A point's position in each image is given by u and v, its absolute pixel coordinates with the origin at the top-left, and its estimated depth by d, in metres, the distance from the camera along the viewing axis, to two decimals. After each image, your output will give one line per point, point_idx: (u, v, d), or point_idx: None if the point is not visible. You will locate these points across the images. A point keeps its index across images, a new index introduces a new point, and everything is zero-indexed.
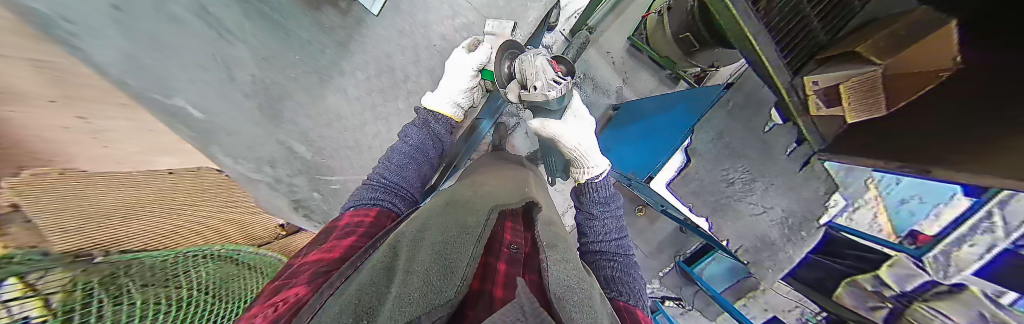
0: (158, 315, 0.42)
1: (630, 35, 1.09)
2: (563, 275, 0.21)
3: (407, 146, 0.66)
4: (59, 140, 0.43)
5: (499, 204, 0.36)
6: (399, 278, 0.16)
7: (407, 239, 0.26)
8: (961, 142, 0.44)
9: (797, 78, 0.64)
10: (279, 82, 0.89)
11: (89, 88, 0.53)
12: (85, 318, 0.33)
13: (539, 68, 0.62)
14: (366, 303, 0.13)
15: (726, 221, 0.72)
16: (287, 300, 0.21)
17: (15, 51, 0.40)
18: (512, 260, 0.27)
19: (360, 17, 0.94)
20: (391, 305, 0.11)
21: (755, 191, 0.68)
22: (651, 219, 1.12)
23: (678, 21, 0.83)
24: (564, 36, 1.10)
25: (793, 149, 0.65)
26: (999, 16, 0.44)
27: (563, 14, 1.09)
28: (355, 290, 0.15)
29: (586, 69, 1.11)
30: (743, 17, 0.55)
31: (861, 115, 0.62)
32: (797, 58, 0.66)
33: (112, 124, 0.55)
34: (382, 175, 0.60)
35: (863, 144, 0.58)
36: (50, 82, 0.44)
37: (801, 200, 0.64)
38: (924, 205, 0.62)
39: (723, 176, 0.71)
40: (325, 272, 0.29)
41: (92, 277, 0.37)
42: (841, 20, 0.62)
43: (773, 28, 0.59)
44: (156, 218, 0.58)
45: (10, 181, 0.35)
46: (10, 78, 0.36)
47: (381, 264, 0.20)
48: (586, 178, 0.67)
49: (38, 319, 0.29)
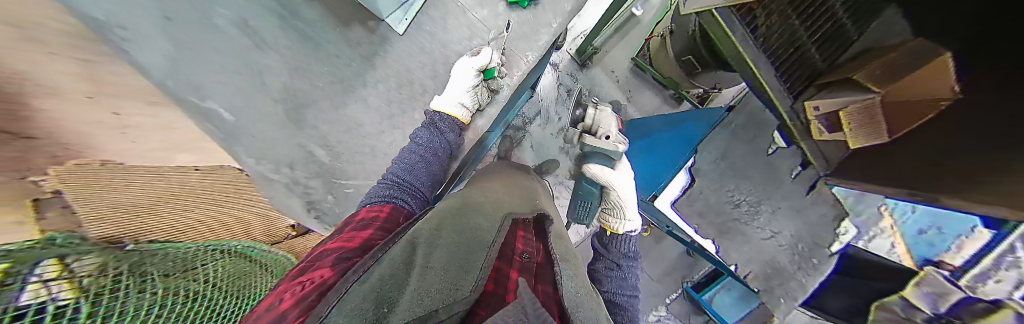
0: (175, 304, 0.41)
1: (634, 55, 1.12)
2: (570, 283, 0.24)
3: (417, 148, 0.70)
4: (83, 133, 0.47)
5: (509, 211, 0.38)
6: (417, 272, 0.18)
7: (425, 236, 0.26)
8: (941, 176, 0.44)
9: (796, 103, 0.63)
10: (303, 90, 0.91)
11: (123, 87, 0.63)
12: (117, 298, 0.33)
13: (609, 122, 0.80)
14: (386, 292, 0.14)
15: (733, 244, 0.73)
16: (314, 279, 0.22)
17: (62, 52, 0.51)
18: (524, 267, 0.28)
19: (385, 35, 0.96)
20: (408, 296, 0.12)
21: (762, 214, 0.71)
22: (657, 238, 1.11)
23: (680, 45, 0.87)
24: (569, 56, 1.12)
25: (798, 172, 0.68)
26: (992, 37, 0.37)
27: (570, 35, 1.11)
28: (377, 278, 0.16)
29: (591, 87, 1.14)
30: (742, 45, 0.59)
31: (863, 140, 0.58)
32: (796, 80, 0.62)
33: (143, 119, 0.63)
34: (396, 174, 0.61)
35: (864, 171, 0.56)
36: (81, 79, 0.51)
37: (810, 226, 0.67)
38: (943, 236, 0.59)
39: (729, 197, 0.73)
40: (345, 259, 0.29)
41: (121, 264, 0.39)
42: (836, 50, 0.58)
43: (769, 54, 0.61)
44: (180, 213, 0.63)
45: (55, 168, 0.41)
46: (43, 74, 0.43)
47: (403, 255, 0.22)
48: (623, 229, 0.75)
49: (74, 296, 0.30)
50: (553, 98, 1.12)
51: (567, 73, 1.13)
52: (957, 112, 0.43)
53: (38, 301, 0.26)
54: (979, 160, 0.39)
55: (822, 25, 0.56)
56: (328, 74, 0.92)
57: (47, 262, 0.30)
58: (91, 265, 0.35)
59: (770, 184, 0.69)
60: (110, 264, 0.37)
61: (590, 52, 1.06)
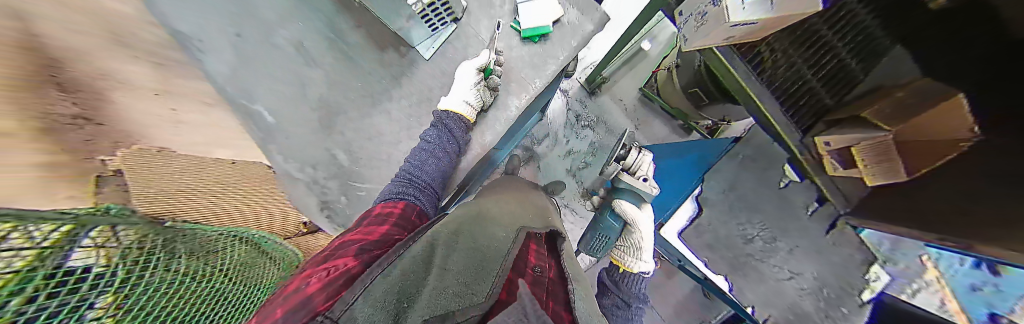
0: (199, 283, 0.37)
1: (641, 86, 1.17)
2: (583, 306, 0.27)
3: (426, 146, 0.74)
4: (137, 123, 0.55)
5: (523, 225, 0.39)
6: (436, 273, 0.20)
7: (443, 239, 0.28)
8: (971, 229, 0.42)
9: (806, 138, 0.64)
10: (338, 101, 0.85)
11: (186, 89, 0.71)
12: (143, 270, 0.29)
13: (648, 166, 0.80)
14: (405, 290, 0.17)
15: (747, 282, 0.70)
16: (338, 266, 0.26)
17: (142, 56, 0.64)
18: (538, 281, 0.28)
19: (413, 59, 0.84)
20: (426, 296, 0.16)
21: (779, 251, 0.69)
22: (668, 273, 1.07)
23: (687, 78, 0.90)
24: (580, 84, 1.18)
25: (815, 208, 0.67)
26: (1004, 86, 0.37)
27: (580, 65, 1.19)
28: (399, 274, 0.19)
29: (599, 114, 1.18)
30: (746, 81, 0.61)
31: (880, 178, 0.56)
32: (804, 115, 0.62)
33: (193, 116, 0.71)
34: (408, 172, 0.66)
35: (891, 212, 0.54)
36: (154, 78, 0.64)
37: (832, 266, 0.63)
38: (1002, 297, 0.40)
39: (741, 230, 0.73)
40: (368, 250, 0.33)
41: (154, 235, 0.35)
42: (844, 87, 0.57)
43: (770, 88, 0.62)
44: (209, 203, 0.63)
45: (108, 160, 0.48)
46: (113, 72, 0.54)
47: (423, 255, 0.24)
48: (637, 269, 0.73)
49: (105, 264, 0.25)
50: (561, 122, 1.16)
51: (577, 100, 1.18)
52: (979, 152, 0.42)
53: (86, 265, 0.23)
54: (999, 211, 0.38)
55: (826, 63, 0.57)
56: (360, 88, 0.84)
57: (94, 226, 0.27)
58: (134, 234, 0.31)
59: (784, 218, 0.69)
60: (148, 236, 0.34)
61: (598, 81, 1.12)
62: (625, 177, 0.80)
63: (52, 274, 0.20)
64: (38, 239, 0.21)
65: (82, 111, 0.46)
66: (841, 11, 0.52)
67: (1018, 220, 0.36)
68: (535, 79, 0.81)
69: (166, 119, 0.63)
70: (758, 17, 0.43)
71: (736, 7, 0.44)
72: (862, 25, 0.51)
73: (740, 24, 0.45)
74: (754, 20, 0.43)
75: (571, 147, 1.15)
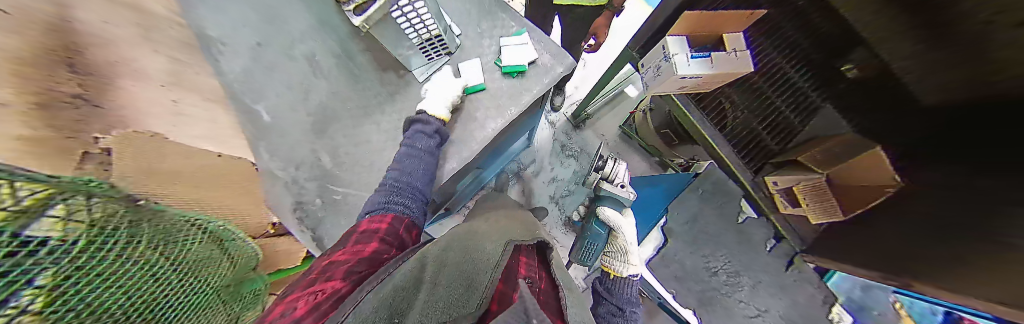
0: (148, 270, 0.35)
1: (621, 124, 1.26)
2: (575, 314, 0.29)
3: (412, 150, 0.55)
4: None
5: (510, 239, 0.40)
6: (425, 288, 0.21)
7: (433, 256, 0.30)
8: (905, 263, 0.46)
9: (757, 176, 0.70)
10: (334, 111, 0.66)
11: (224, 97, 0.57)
12: (96, 249, 0.28)
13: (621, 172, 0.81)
14: (398, 305, 0.18)
15: (716, 317, 0.77)
16: (325, 290, 0.25)
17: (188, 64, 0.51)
18: (533, 291, 0.28)
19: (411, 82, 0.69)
20: (418, 310, 0.17)
21: (744, 286, 0.77)
22: (652, 310, 1.04)
23: (659, 119, 0.98)
24: (565, 118, 1.28)
25: (773, 245, 0.75)
26: (974, 135, 0.41)
27: (567, 101, 1.30)
28: (388, 291, 0.20)
29: (582, 146, 1.25)
30: (701, 126, 0.70)
31: (824, 218, 0.62)
32: (753, 158, 0.70)
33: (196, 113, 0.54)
34: (398, 179, 0.53)
35: (848, 250, 0.56)
36: None
37: (797, 305, 0.70)
38: None
39: (706, 263, 0.81)
40: (357, 269, 0.32)
41: (122, 211, 0.34)
42: (787, 135, 0.67)
43: (723, 134, 0.70)
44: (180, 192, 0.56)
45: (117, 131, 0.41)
46: None
47: (412, 271, 0.25)
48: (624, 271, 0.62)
49: (58, 240, 0.24)
50: (548, 150, 1.23)
51: (562, 132, 1.26)
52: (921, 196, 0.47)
53: (43, 238, 0.22)
54: (934, 255, 0.42)
55: (770, 115, 0.67)
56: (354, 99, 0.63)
57: (67, 197, 0.26)
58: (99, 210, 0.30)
59: (745, 253, 0.78)
60: (117, 212, 0.33)
61: (582, 117, 1.22)
62: (605, 186, 0.81)
63: (20, 234, 0.20)
64: (18, 201, 0.21)
65: None
66: (777, 76, 0.64)
67: (950, 260, 0.40)
68: (510, 108, 0.61)
69: (167, 111, 0.49)
70: (698, 73, 0.52)
71: (684, 63, 0.52)
72: (795, 85, 0.63)
73: (687, 76, 0.53)
74: (697, 74, 0.52)
75: (555, 175, 1.20)
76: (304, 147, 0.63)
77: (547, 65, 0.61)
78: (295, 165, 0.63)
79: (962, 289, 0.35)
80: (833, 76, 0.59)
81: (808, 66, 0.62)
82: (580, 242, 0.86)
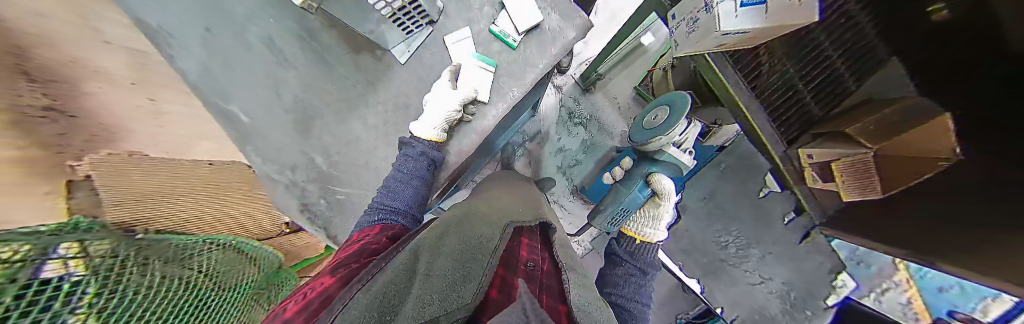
0: (147, 289, 0.46)
1: (636, 84, 1.13)
2: (581, 294, 0.26)
3: (399, 176, 0.51)
4: (121, 120, 0.51)
5: (511, 220, 0.38)
6: (420, 281, 0.19)
7: (428, 249, 0.27)
8: (921, 240, 0.43)
9: (789, 149, 0.64)
10: (318, 107, 0.57)
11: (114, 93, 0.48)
12: (108, 277, 0.41)
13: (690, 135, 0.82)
14: (391, 304, 0.16)
15: (721, 284, 0.87)
16: (314, 289, 0.25)
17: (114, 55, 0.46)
18: (530, 275, 0.25)
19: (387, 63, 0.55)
20: (410, 307, 0.14)
21: (751, 258, 0.85)
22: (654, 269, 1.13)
23: (682, 79, 0.85)
24: (573, 80, 1.15)
25: (791, 219, 0.81)
26: (996, 98, 0.32)
27: (575, 61, 1.15)
28: (380, 286, 0.19)
29: (592, 112, 1.16)
30: (737, 92, 0.61)
31: (856, 194, 0.56)
32: (789, 130, 0.63)
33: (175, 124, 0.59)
34: (381, 202, 0.47)
35: (871, 225, 0.54)
36: None
37: (802, 273, 0.76)
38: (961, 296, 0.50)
39: (717, 238, 0.94)
40: (345, 265, 0.30)
41: (127, 251, 0.46)
42: (832, 98, 0.56)
43: (757, 98, 0.62)
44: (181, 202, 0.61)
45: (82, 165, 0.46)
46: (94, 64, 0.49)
47: (406, 268, 0.23)
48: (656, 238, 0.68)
49: (76, 272, 0.38)
50: (554, 119, 1.15)
51: (569, 97, 1.16)
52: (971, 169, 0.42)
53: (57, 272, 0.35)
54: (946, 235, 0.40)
55: (819, 75, 0.55)
56: (336, 92, 0.57)
57: (66, 244, 0.38)
58: (135, 247, 0.47)
59: (761, 229, 0.87)
60: (116, 250, 0.44)
61: (593, 78, 1.09)
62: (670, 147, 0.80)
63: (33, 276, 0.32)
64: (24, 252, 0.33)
65: (58, 103, 0.42)
66: (839, 23, 0.49)
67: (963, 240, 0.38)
68: (511, 89, 0.54)
69: None
70: (746, 27, 0.42)
71: (731, 14, 0.41)
72: (858, 28, 0.47)
73: (732, 33, 0.43)
74: (743, 29, 0.42)
75: (563, 145, 1.15)
76: (293, 149, 0.59)
77: (556, 28, 0.52)
78: (290, 167, 0.60)
79: (961, 267, 0.35)
80: (919, 14, 0.39)
81: (875, 4, 0.44)
82: (609, 207, 0.82)
